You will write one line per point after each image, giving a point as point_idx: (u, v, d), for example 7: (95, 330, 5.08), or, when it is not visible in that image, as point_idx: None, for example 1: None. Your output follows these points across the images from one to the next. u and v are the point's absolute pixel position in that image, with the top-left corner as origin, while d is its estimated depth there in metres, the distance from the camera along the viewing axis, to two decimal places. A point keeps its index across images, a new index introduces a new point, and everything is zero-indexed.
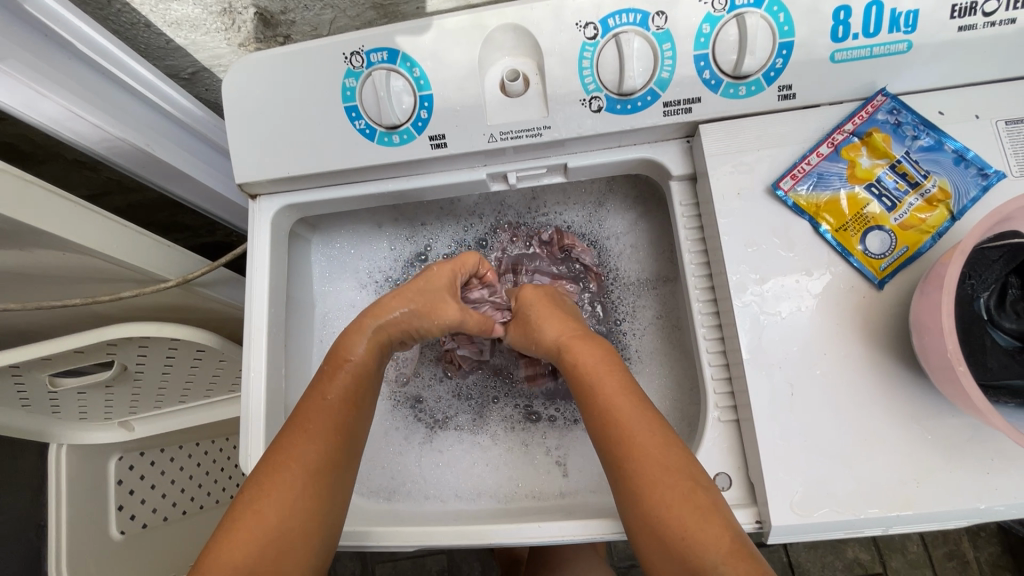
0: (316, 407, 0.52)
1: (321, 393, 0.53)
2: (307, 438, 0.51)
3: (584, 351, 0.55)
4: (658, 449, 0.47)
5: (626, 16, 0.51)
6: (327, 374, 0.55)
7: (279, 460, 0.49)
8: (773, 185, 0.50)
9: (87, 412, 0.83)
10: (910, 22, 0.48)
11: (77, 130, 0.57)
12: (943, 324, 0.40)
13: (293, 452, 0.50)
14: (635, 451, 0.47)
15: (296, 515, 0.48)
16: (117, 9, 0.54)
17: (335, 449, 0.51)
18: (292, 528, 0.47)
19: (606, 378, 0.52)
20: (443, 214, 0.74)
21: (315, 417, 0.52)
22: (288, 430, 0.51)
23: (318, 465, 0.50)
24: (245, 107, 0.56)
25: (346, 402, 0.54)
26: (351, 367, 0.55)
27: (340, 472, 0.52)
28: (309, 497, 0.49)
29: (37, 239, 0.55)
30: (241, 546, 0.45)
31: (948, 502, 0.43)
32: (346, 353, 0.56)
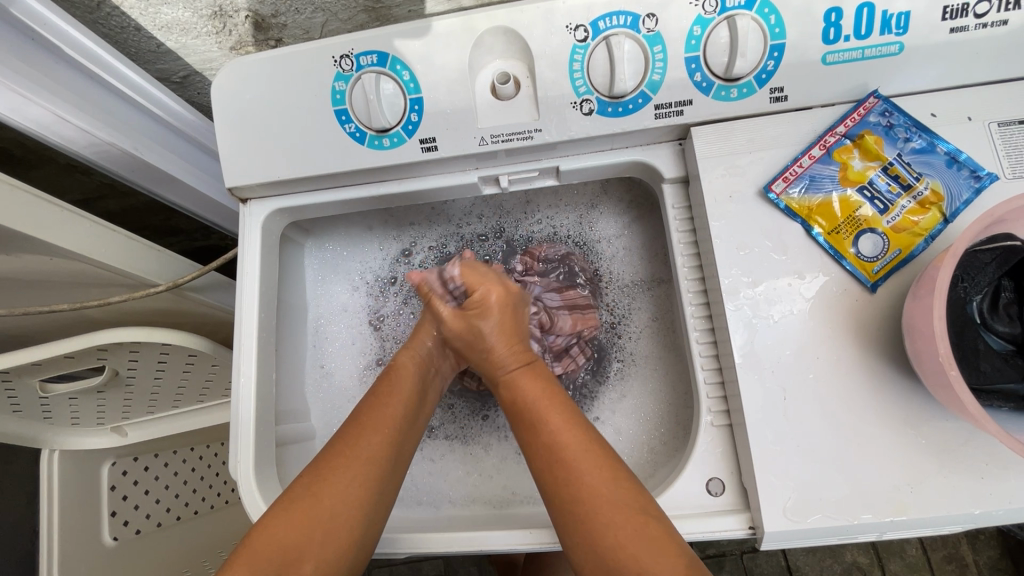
0: (379, 404, 0.54)
1: (384, 392, 0.55)
2: (367, 431, 0.51)
3: (526, 382, 0.55)
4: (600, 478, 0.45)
5: (617, 18, 0.50)
6: (384, 381, 0.56)
7: (336, 451, 0.50)
8: (765, 187, 0.50)
9: (79, 418, 0.83)
10: (901, 24, 0.48)
11: (65, 135, 0.57)
12: (935, 328, 0.39)
13: (355, 442, 0.50)
14: (576, 466, 0.46)
15: (346, 504, 0.47)
16: (106, 13, 0.54)
17: (389, 448, 0.52)
18: (342, 516, 0.46)
19: (545, 404, 0.51)
20: (433, 214, 0.73)
21: (377, 413, 0.53)
22: (348, 423, 0.52)
23: (377, 459, 0.50)
24: (235, 110, 0.56)
25: (403, 406, 0.55)
26: (406, 372, 0.57)
27: (391, 471, 0.51)
28: (360, 488, 0.48)
29: (24, 244, 0.55)
30: (289, 525, 0.45)
31: (943, 508, 0.43)
32: (400, 360, 0.59)
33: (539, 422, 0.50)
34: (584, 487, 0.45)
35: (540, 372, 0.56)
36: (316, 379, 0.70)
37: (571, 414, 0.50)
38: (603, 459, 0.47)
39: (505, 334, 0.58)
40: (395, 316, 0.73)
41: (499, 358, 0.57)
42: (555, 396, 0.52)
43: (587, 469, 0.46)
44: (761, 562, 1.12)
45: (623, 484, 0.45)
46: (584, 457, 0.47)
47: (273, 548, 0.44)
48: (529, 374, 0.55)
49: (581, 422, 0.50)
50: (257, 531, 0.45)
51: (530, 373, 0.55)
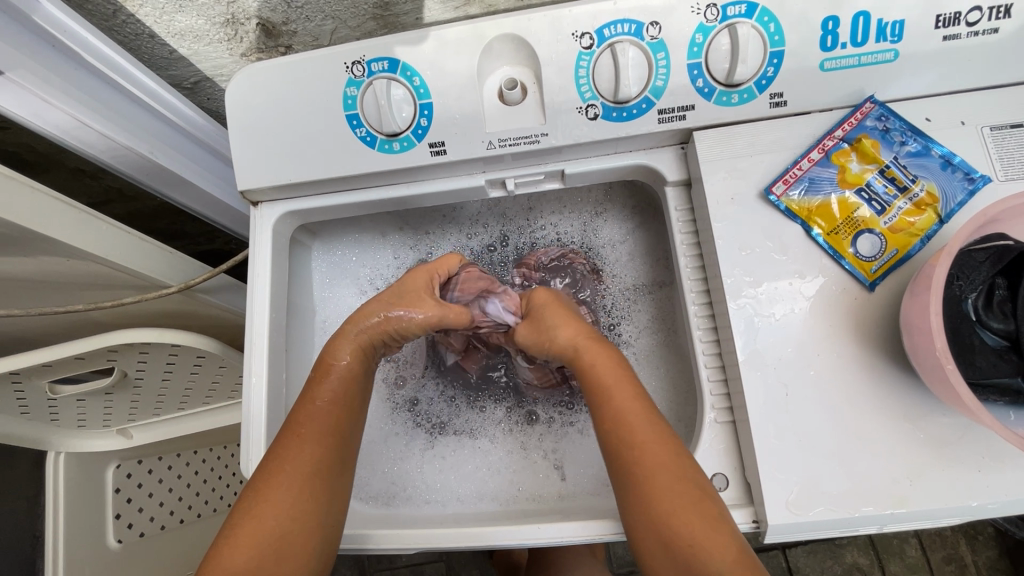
0: (311, 411, 0.53)
1: (315, 398, 0.54)
2: (304, 442, 0.51)
3: (600, 354, 0.55)
4: (659, 453, 0.47)
5: (621, 26, 0.52)
6: (316, 379, 0.55)
7: (272, 468, 0.50)
8: (766, 190, 0.51)
9: (86, 420, 0.83)
10: (896, 32, 0.50)
11: (82, 139, 0.58)
12: (931, 323, 0.41)
13: (291, 455, 0.50)
14: (636, 435, 0.49)
15: (291, 516, 0.48)
16: (122, 20, 0.54)
17: (325, 451, 0.52)
18: (290, 528, 0.48)
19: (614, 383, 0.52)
20: (445, 222, 0.75)
21: (310, 422, 0.53)
22: (284, 434, 0.52)
23: (317, 468, 0.51)
24: (248, 115, 0.57)
25: (337, 405, 0.54)
26: (338, 371, 0.56)
27: (334, 472, 0.52)
28: (303, 498, 0.49)
29: (41, 245, 0.56)
30: (238, 553, 0.46)
31: (941, 500, 0.44)
32: (335, 358, 0.56)
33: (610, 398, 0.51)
34: (644, 462, 0.47)
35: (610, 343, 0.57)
36: None
37: (637, 393, 0.52)
38: (663, 434, 0.49)
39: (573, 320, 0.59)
40: None
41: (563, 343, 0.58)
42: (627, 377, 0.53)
43: (650, 441, 0.48)
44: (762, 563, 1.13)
45: (681, 463, 0.47)
46: (643, 433, 0.49)
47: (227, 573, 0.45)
48: (598, 348, 0.56)
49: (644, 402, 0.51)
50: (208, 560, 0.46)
51: (598, 343, 0.56)
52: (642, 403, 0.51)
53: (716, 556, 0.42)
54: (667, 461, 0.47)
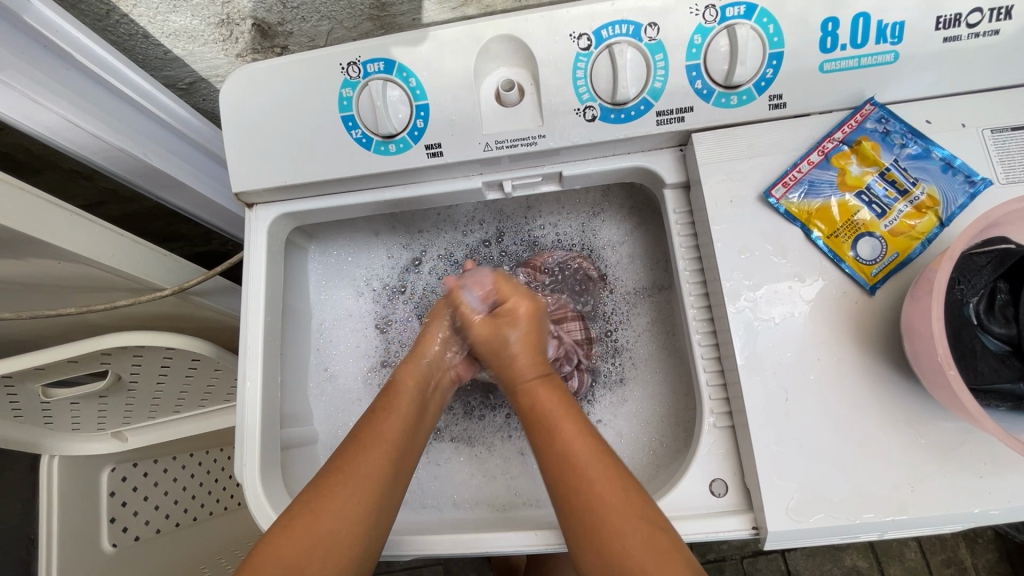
0: (378, 421, 0.54)
1: (383, 409, 0.56)
2: (366, 448, 0.52)
3: (544, 395, 0.56)
4: (610, 484, 0.47)
5: (619, 27, 0.52)
6: (384, 397, 0.57)
7: (335, 469, 0.51)
8: (765, 192, 0.51)
9: (80, 423, 0.83)
10: (896, 34, 0.49)
11: (74, 140, 0.58)
12: (933, 328, 0.40)
13: (354, 459, 0.51)
14: (583, 465, 0.49)
15: (346, 519, 0.48)
16: (116, 20, 0.54)
17: (388, 463, 0.52)
18: (342, 533, 0.47)
19: (560, 427, 0.52)
20: (441, 222, 0.75)
21: (375, 430, 0.54)
22: (349, 439, 0.53)
23: (377, 476, 0.51)
24: (242, 117, 0.57)
25: (404, 421, 0.56)
26: (407, 386, 0.58)
27: (392, 487, 0.52)
28: (360, 503, 0.49)
29: (34, 247, 0.55)
30: (292, 545, 0.46)
31: (942, 507, 0.43)
32: (400, 376, 0.59)
33: (555, 435, 0.52)
34: (595, 498, 0.47)
35: (556, 384, 0.58)
36: (320, 383, 0.70)
37: (585, 425, 0.53)
38: (610, 464, 0.49)
39: (533, 337, 0.61)
40: (403, 325, 0.74)
41: (519, 370, 0.59)
42: (573, 412, 0.54)
43: (595, 476, 0.48)
44: (762, 566, 1.12)
45: (630, 494, 0.47)
46: (592, 468, 0.49)
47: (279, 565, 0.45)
48: (545, 387, 0.57)
49: (592, 436, 0.52)
50: (260, 549, 0.46)
51: (546, 380, 0.58)
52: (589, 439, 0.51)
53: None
54: (614, 491, 0.47)
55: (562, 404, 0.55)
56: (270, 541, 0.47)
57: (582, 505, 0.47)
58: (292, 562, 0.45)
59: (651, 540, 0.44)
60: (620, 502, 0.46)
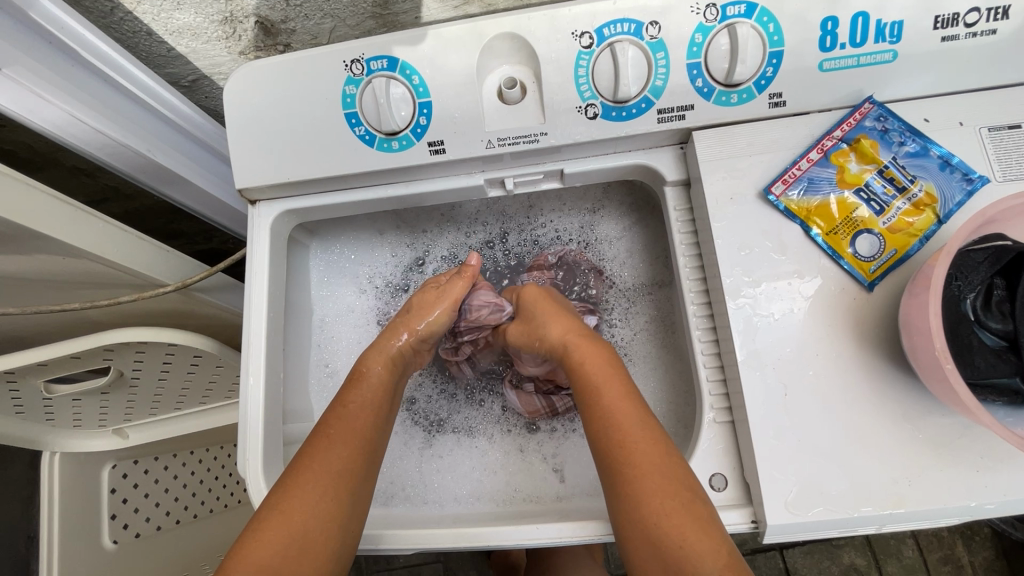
0: (343, 414, 0.54)
1: (347, 401, 0.56)
2: (333, 441, 0.52)
3: (590, 352, 0.55)
4: (649, 450, 0.47)
5: (621, 25, 0.52)
6: (349, 388, 0.57)
7: (303, 466, 0.50)
8: (765, 189, 0.51)
9: (81, 419, 0.83)
10: (895, 33, 0.50)
11: (78, 135, 0.58)
12: (931, 324, 0.41)
13: (320, 454, 0.51)
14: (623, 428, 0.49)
15: (318, 517, 0.48)
16: (120, 18, 0.54)
17: (356, 456, 0.52)
18: (316, 530, 0.48)
19: (606, 380, 0.52)
20: (443, 221, 0.75)
21: (340, 423, 0.54)
22: (314, 436, 0.53)
23: (345, 467, 0.51)
24: (246, 114, 0.57)
25: (370, 414, 0.55)
26: (372, 380, 0.58)
27: (363, 477, 0.52)
28: (331, 498, 0.49)
29: (38, 244, 0.56)
30: (267, 543, 0.46)
31: (939, 500, 0.44)
32: (367, 366, 0.58)
33: (603, 391, 0.52)
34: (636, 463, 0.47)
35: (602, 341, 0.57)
36: (321, 380, 0.70)
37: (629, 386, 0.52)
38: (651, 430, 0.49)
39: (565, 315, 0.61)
40: None
41: (557, 333, 0.58)
42: (618, 373, 0.53)
43: (637, 440, 0.48)
44: (760, 564, 1.13)
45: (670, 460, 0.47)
46: (635, 433, 0.48)
47: (256, 569, 0.45)
48: (591, 345, 0.56)
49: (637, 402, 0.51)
50: (234, 554, 0.46)
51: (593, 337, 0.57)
52: (632, 398, 0.51)
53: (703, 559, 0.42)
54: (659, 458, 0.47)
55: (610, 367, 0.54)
56: (246, 542, 0.47)
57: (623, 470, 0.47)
58: (268, 562, 0.45)
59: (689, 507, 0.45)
60: (661, 466, 0.46)
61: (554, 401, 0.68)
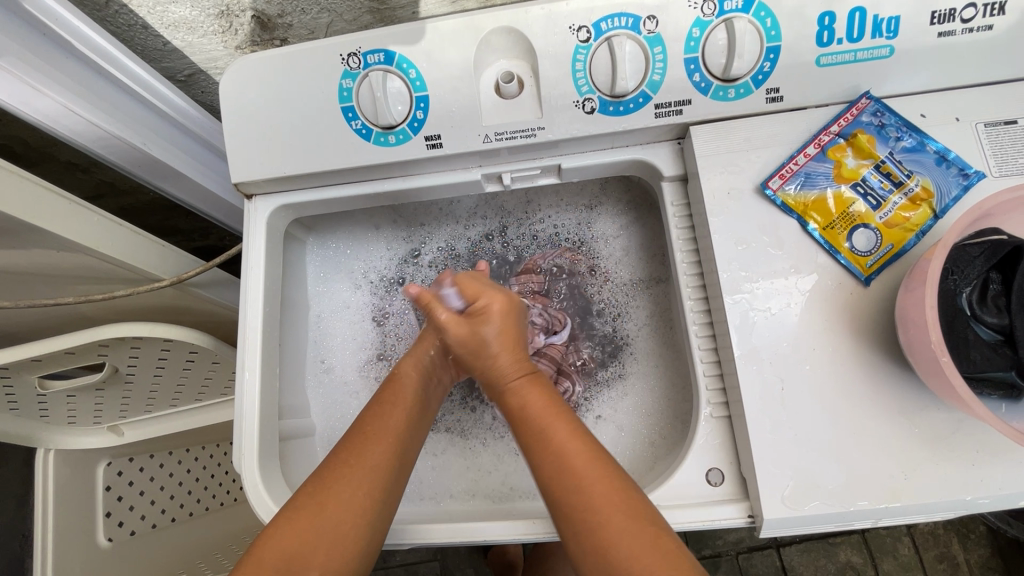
0: (382, 412, 0.54)
1: (386, 401, 0.55)
2: (371, 440, 0.51)
3: (533, 395, 0.53)
4: (609, 492, 0.45)
5: (618, 20, 0.52)
6: (387, 388, 0.56)
7: (339, 460, 0.50)
8: (762, 184, 0.51)
9: (77, 416, 0.82)
10: (892, 28, 0.50)
11: (72, 128, 0.57)
12: (927, 316, 0.41)
13: (357, 450, 0.50)
14: (578, 476, 0.45)
15: (347, 513, 0.47)
16: (114, 11, 0.54)
17: (392, 456, 0.52)
18: (345, 526, 0.47)
19: (549, 424, 0.49)
20: (441, 215, 0.75)
21: (379, 421, 0.53)
22: (352, 431, 0.53)
23: (381, 468, 0.50)
24: (242, 108, 0.57)
25: (404, 413, 0.55)
26: (407, 381, 0.57)
27: (396, 478, 0.51)
28: (365, 498, 0.48)
29: (32, 237, 0.55)
30: (298, 535, 0.46)
31: (935, 494, 0.44)
32: (401, 371, 0.58)
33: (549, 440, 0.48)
34: (597, 518, 0.43)
35: (543, 382, 0.55)
36: (318, 376, 0.70)
37: (577, 427, 0.49)
38: (603, 464, 0.46)
39: (512, 330, 0.57)
40: (400, 315, 0.74)
41: (504, 368, 0.56)
42: (561, 413, 0.50)
43: (580, 475, 0.46)
44: (757, 562, 1.13)
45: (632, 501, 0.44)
46: (574, 469, 0.46)
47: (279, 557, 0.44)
48: (534, 386, 0.54)
49: (586, 437, 0.48)
50: (263, 539, 0.46)
51: (533, 382, 0.55)
52: (583, 438, 0.48)
53: None
54: (613, 495, 0.44)
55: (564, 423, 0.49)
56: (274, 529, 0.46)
57: (582, 521, 0.44)
58: (295, 553, 0.45)
59: (658, 542, 0.42)
60: (623, 502, 0.44)
61: None
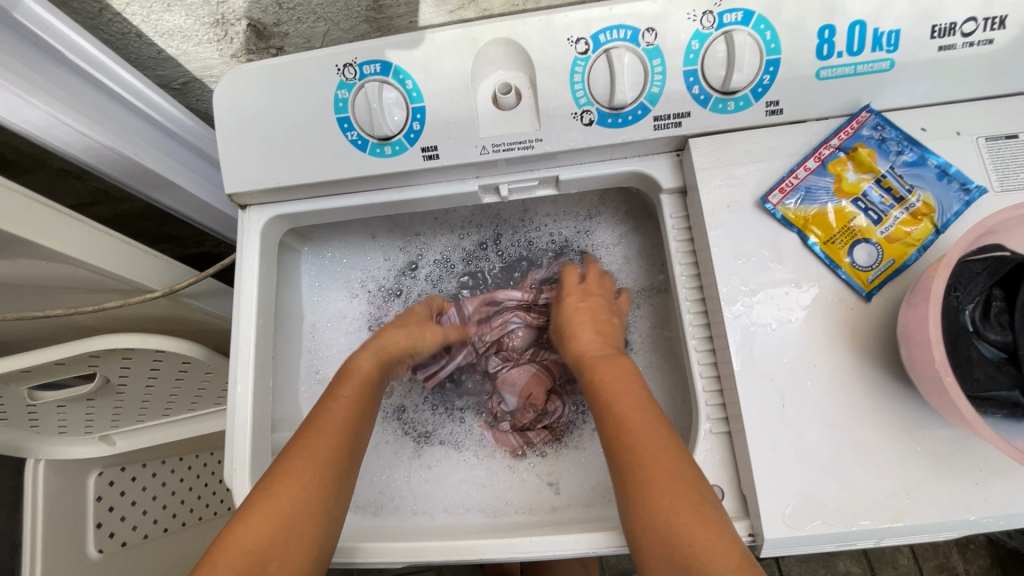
0: (331, 405, 0.55)
1: (337, 394, 0.56)
2: (321, 432, 0.52)
3: (606, 370, 0.57)
4: (659, 450, 0.47)
5: (616, 32, 0.51)
6: (339, 381, 0.57)
7: (291, 453, 0.50)
8: (762, 198, 0.51)
9: (67, 426, 0.81)
10: (892, 42, 0.50)
11: (61, 137, 0.56)
12: (930, 335, 0.40)
13: (308, 442, 0.51)
14: (640, 434, 0.49)
15: (307, 505, 0.48)
16: (108, 19, 0.54)
17: (343, 446, 0.52)
18: (301, 516, 0.47)
19: (619, 390, 0.54)
20: (437, 224, 0.74)
21: (329, 413, 0.54)
22: (304, 425, 0.53)
23: (332, 458, 0.51)
24: (236, 117, 0.56)
25: (356, 405, 0.56)
26: (360, 375, 0.59)
27: (348, 468, 0.52)
28: (318, 488, 0.49)
29: (20, 248, 0.54)
30: (255, 531, 0.45)
31: (937, 514, 0.43)
32: (356, 363, 0.60)
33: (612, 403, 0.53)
34: (644, 458, 0.47)
35: (622, 359, 0.58)
36: (312, 387, 0.69)
37: (643, 396, 0.53)
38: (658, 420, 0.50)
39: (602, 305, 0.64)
40: None
41: (581, 347, 0.61)
42: (633, 385, 0.54)
43: (642, 427, 0.49)
44: None
45: (682, 464, 0.46)
46: (638, 422, 0.50)
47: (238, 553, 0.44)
48: (613, 361, 0.57)
49: (648, 406, 0.52)
50: (219, 542, 0.45)
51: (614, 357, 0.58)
52: (648, 410, 0.51)
53: (714, 559, 0.40)
54: (668, 460, 0.46)
55: (636, 386, 0.54)
56: (229, 533, 0.45)
57: (633, 473, 0.47)
58: (254, 549, 0.45)
59: (699, 508, 0.43)
60: (671, 465, 0.46)
61: (530, 436, 0.68)
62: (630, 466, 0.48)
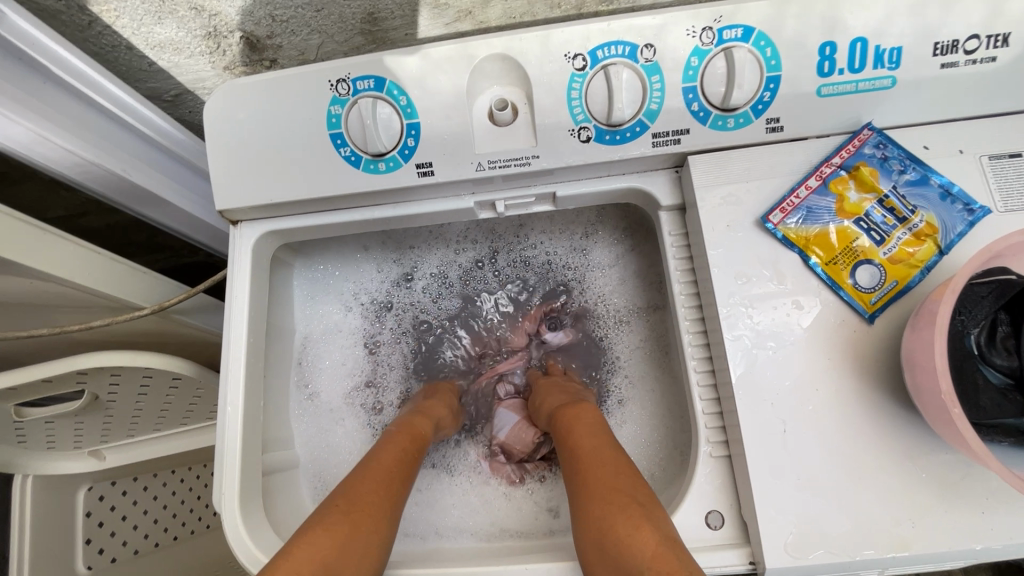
0: (391, 452, 0.56)
1: (397, 443, 0.58)
2: (382, 474, 0.53)
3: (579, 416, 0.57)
4: (608, 469, 0.48)
5: (615, 48, 0.51)
6: (398, 435, 0.59)
7: (356, 487, 0.50)
8: (762, 217, 0.50)
9: (56, 442, 0.80)
10: (894, 59, 0.49)
11: (47, 155, 0.55)
12: (936, 363, 0.39)
13: (374, 482, 0.51)
14: (591, 458, 0.51)
15: (369, 537, 0.47)
16: (97, 32, 0.53)
17: (398, 492, 0.53)
18: (364, 545, 0.46)
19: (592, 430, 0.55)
20: (432, 238, 0.74)
21: (388, 459, 0.55)
22: (364, 465, 0.54)
23: (391, 500, 0.51)
24: (227, 132, 0.55)
25: (409, 457, 0.57)
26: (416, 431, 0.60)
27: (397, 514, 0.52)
28: (380, 524, 0.48)
29: (4, 267, 0.53)
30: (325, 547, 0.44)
31: (941, 544, 0.42)
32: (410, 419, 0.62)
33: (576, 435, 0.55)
34: (590, 478, 0.48)
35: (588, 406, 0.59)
36: (303, 403, 0.68)
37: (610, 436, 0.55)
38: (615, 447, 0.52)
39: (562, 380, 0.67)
40: (391, 342, 0.73)
41: (552, 405, 0.62)
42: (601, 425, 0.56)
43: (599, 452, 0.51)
44: None
45: (625, 478, 0.47)
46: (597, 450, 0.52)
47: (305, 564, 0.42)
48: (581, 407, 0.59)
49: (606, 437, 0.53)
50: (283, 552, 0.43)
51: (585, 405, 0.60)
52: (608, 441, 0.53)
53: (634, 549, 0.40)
54: (612, 475, 0.48)
55: (593, 421, 0.56)
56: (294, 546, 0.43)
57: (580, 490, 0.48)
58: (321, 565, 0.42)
59: (626, 509, 0.43)
60: (615, 479, 0.47)
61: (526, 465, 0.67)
62: (578, 492, 0.49)
